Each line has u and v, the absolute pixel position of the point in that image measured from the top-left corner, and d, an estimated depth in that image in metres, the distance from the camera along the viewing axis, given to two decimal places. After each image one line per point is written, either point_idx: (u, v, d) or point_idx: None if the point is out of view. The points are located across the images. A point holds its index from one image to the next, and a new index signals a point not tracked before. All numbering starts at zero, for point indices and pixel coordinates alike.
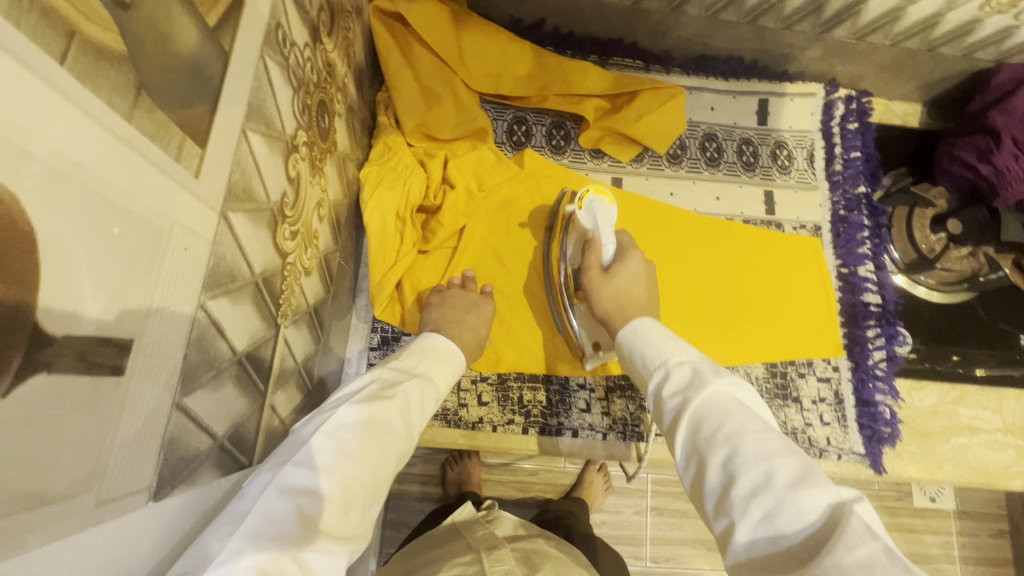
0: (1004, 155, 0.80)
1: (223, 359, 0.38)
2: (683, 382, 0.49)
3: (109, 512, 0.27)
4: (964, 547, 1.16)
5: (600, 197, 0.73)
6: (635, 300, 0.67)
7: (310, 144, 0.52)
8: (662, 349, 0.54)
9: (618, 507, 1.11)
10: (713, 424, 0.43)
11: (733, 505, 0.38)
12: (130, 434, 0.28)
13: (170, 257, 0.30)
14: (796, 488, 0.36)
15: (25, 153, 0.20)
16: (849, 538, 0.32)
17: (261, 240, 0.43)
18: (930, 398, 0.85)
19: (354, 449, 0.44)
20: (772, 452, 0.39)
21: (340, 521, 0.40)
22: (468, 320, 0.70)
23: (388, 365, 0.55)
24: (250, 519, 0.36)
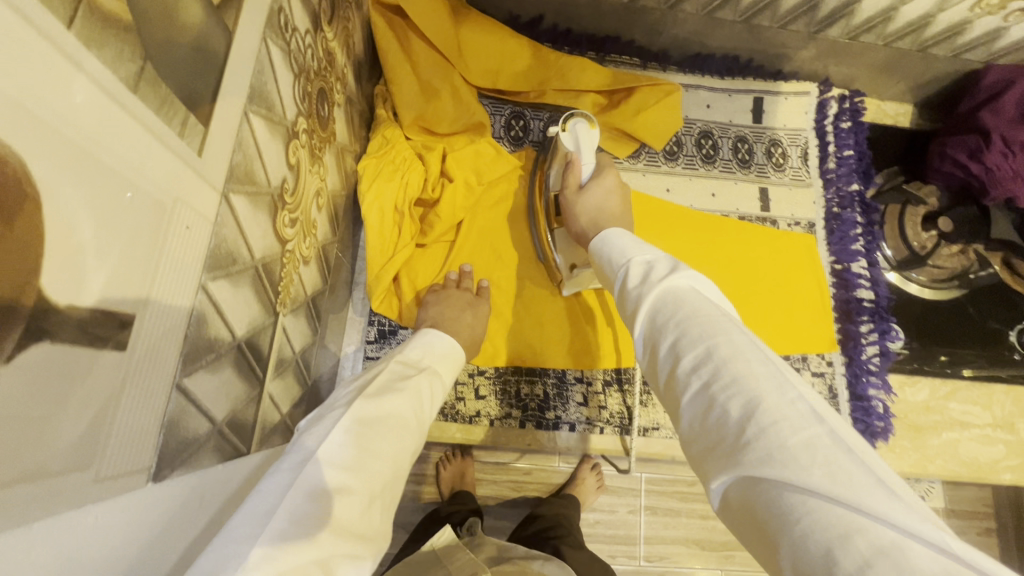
0: (993, 154, 0.81)
1: (223, 342, 0.38)
2: (641, 275, 0.47)
3: (108, 491, 0.27)
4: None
5: (584, 121, 0.73)
6: (609, 212, 0.66)
7: (310, 132, 0.52)
8: (626, 250, 0.52)
9: (612, 506, 1.10)
10: (667, 309, 0.42)
11: (682, 383, 0.38)
12: (131, 412, 0.28)
13: (173, 234, 0.30)
14: (741, 363, 0.36)
15: (32, 116, 0.19)
16: (794, 419, 0.32)
17: (262, 225, 0.42)
18: (922, 392, 0.87)
19: (374, 444, 0.44)
20: (719, 331, 0.39)
21: (365, 518, 0.40)
22: (464, 315, 0.71)
23: (396, 359, 0.56)
24: (275, 520, 0.36)
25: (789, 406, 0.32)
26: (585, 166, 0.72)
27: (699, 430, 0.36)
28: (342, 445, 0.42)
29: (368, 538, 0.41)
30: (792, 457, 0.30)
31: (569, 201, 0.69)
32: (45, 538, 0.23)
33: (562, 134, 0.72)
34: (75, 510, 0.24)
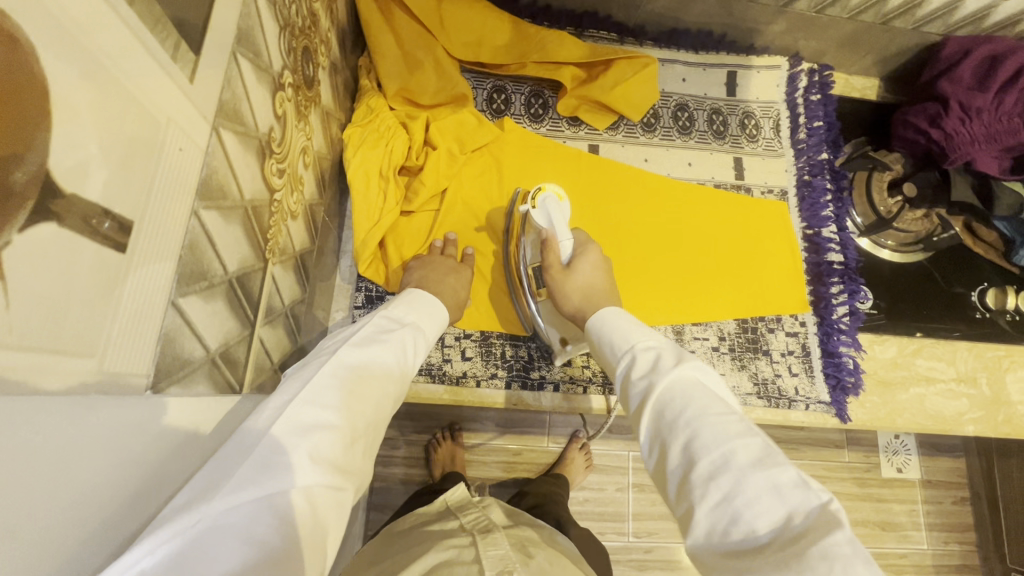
0: (952, 119, 0.85)
1: (215, 273, 0.39)
2: (648, 365, 0.50)
3: (110, 385, 0.29)
4: (929, 514, 1.27)
5: (553, 195, 0.74)
6: (597, 288, 0.69)
7: (296, 88, 0.54)
8: (628, 335, 0.56)
9: (601, 484, 1.19)
10: (678, 406, 0.45)
11: (696, 487, 0.40)
12: (131, 314, 0.29)
13: (167, 152, 0.31)
14: (758, 475, 0.38)
15: (37, 3, 0.21)
16: (818, 535, 0.34)
17: (251, 168, 0.44)
18: (890, 350, 0.91)
19: (359, 390, 0.45)
20: (731, 435, 0.41)
21: (347, 453, 0.41)
22: (448, 280, 0.72)
23: (380, 314, 0.56)
24: (260, 449, 0.37)
25: (812, 521, 0.35)
26: (563, 243, 0.73)
27: (717, 543, 0.37)
28: (326, 387, 0.43)
29: (352, 474, 0.42)
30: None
31: (555, 281, 0.70)
32: (49, 411, 0.24)
33: (534, 212, 0.73)
34: (78, 394, 0.26)
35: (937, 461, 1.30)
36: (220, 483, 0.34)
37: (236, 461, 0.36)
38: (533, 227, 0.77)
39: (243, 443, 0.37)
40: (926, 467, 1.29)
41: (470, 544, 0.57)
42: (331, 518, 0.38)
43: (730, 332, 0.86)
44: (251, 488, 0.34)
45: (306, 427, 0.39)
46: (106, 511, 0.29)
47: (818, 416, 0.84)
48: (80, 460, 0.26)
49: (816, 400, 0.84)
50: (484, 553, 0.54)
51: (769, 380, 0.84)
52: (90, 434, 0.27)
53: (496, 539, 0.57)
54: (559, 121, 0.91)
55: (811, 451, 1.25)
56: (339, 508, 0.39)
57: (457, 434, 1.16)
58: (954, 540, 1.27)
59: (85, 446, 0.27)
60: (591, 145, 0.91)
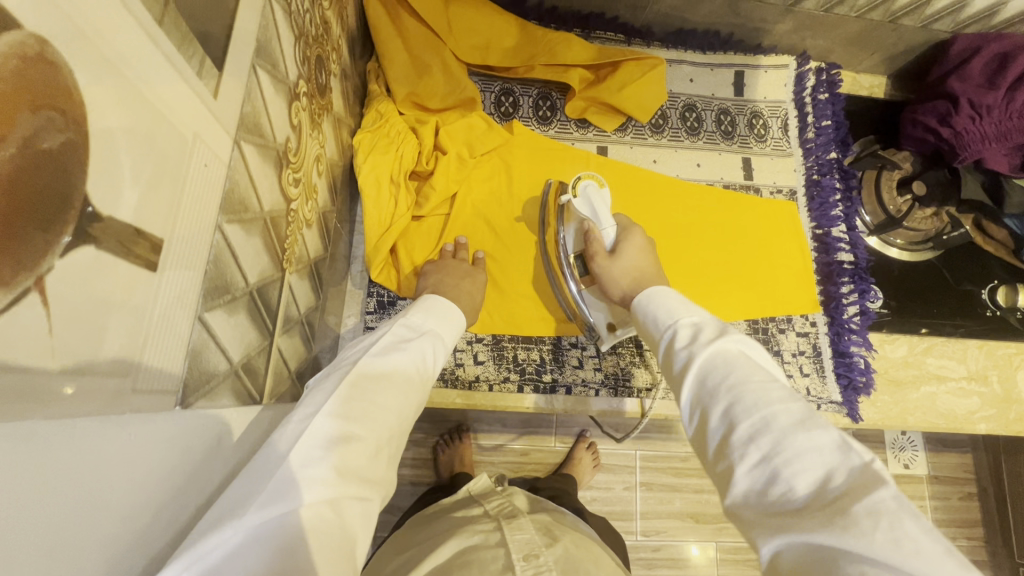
0: (962, 117, 0.84)
1: (237, 285, 0.39)
2: (690, 337, 0.52)
3: (140, 404, 0.29)
4: (936, 511, 1.27)
5: (593, 182, 0.75)
6: (647, 272, 0.68)
7: (310, 96, 0.54)
8: (673, 310, 0.57)
9: (608, 484, 1.20)
10: (720, 374, 0.46)
11: (735, 449, 0.40)
12: (160, 331, 0.29)
13: (193, 168, 0.31)
14: (801, 436, 0.38)
15: (79, 31, 0.21)
16: (864, 490, 0.34)
17: (269, 179, 0.44)
18: (900, 348, 0.91)
19: (378, 398, 0.45)
20: (772, 400, 0.42)
21: (371, 462, 0.41)
22: (462, 286, 0.72)
23: (399, 322, 0.56)
24: (284, 464, 0.37)
25: (857, 477, 0.35)
26: (606, 230, 0.74)
27: (754, 501, 0.38)
28: (350, 397, 0.43)
29: (378, 483, 0.41)
30: (861, 526, 0.32)
31: (602, 268, 0.70)
32: (87, 434, 0.24)
33: (575, 201, 0.74)
34: (111, 414, 0.26)
35: (945, 457, 1.30)
36: (240, 500, 0.34)
37: (260, 474, 0.36)
38: (572, 216, 0.78)
39: (267, 456, 0.38)
40: (934, 463, 1.29)
41: (497, 529, 0.59)
42: (359, 528, 0.38)
43: (741, 333, 0.86)
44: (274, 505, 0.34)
45: (328, 438, 0.39)
46: (140, 526, 0.29)
47: (830, 415, 0.84)
48: (116, 480, 0.26)
49: (828, 400, 0.84)
50: (510, 537, 0.56)
51: None
52: (125, 454, 0.27)
53: (522, 525, 0.59)
54: (568, 123, 0.91)
55: None
56: (366, 516, 0.39)
57: (466, 434, 1.16)
58: (962, 535, 1.28)
59: (121, 466, 0.27)
60: (599, 146, 0.91)
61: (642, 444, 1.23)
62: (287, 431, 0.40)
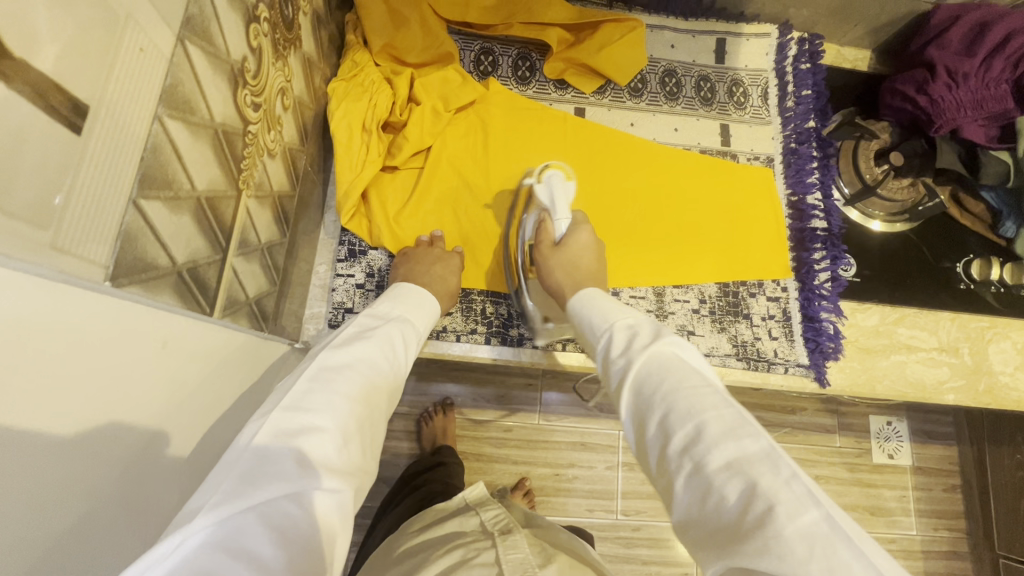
0: (938, 85, 0.84)
1: (181, 185, 0.40)
2: (624, 343, 0.54)
3: (65, 266, 0.30)
4: (919, 501, 1.27)
5: (558, 172, 0.78)
6: (583, 267, 0.70)
7: (272, 25, 0.54)
8: (607, 315, 0.59)
9: (590, 462, 1.20)
10: (655, 382, 0.48)
11: (673, 462, 0.43)
12: (87, 198, 0.30)
13: (124, 49, 0.32)
14: (730, 446, 0.41)
15: None
16: (790, 506, 0.36)
17: (221, 93, 0.45)
18: (872, 318, 0.91)
19: (341, 385, 0.47)
20: (705, 408, 0.44)
21: (342, 452, 0.43)
22: (435, 269, 0.74)
23: (363, 313, 0.60)
24: (245, 462, 0.38)
25: (785, 489, 0.37)
26: (558, 220, 0.75)
27: (694, 516, 0.40)
28: (315, 389, 0.45)
29: (353, 473, 0.44)
30: (792, 550, 0.34)
31: (543, 256, 0.73)
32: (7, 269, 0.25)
33: (538, 187, 0.77)
34: (31, 260, 0.27)
35: (929, 448, 1.30)
36: (206, 499, 0.35)
37: (224, 471, 0.37)
38: (536, 203, 0.80)
39: (231, 458, 0.38)
40: (918, 454, 1.29)
41: (491, 548, 0.64)
42: (337, 523, 0.40)
43: (711, 295, 0.87)
44: (238, 505, 0.35)
45: (289, 431, 0.41)
46: (54, 379, 0.30)
47: (797, 379, 0.85)
48: (18, 318, 0.27)
49: (795, 363, 0.85)
50: (505, 556, 0.61)
51: (748, 343, 0.85)
52: (28, 291, 0.28)
53: (516, 544, 0.64)
54: (546, 84, 0.91)
55: (802, 436, 1.26)
56: (342, 509, 0.41)
57: (449, 407, 1.17)
58: (943, 526, 1.28)
59: (25, 303, 0.28)
60: (577, 108, 0.92)
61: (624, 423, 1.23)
62: (254, 426, 0.41)
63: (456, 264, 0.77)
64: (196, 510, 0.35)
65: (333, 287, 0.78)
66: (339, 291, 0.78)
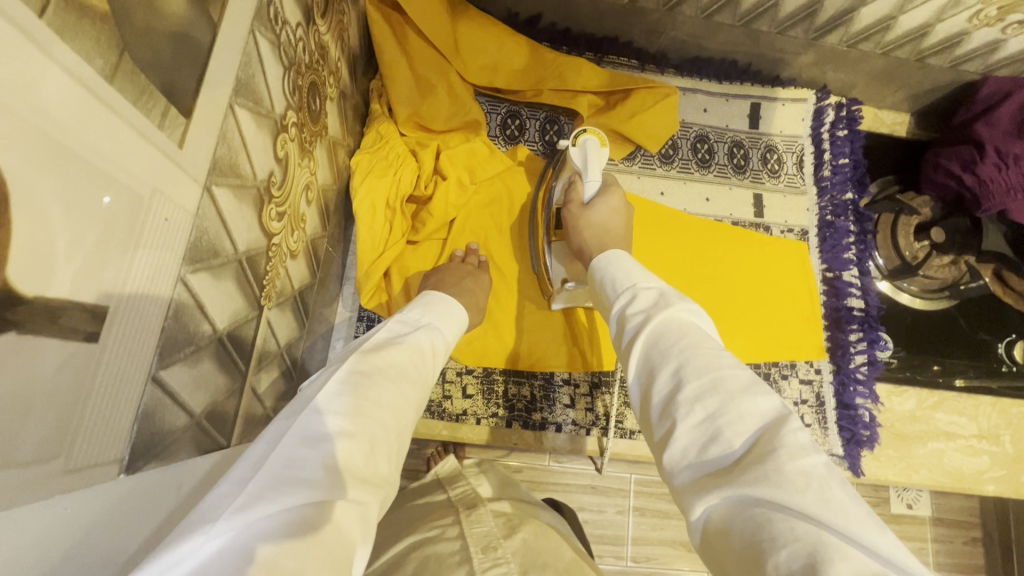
0: (987, 165, 0.81)
1: (203, 335, 0.38)
2: (649, 302, 0.50)
3: (78, 483, 0.27)
4: (939, 554, 1.23)
5: (595, 137, 0.71)
6: (614, 232, 0.66)
7: (300, 125, 0.51)
8: (632, 275, 0.55)
9: (600, 507, 1.17)
10: (672, 338, 0.45)
11: (679, 408, 0.39)
12: (103, 401, 0.28)
13: (149, 224, 0.29)
14: (744, 399, 0.38)
15: (22, 120, 0.21)
16: (796, 449, 0.34)
17: (246, 218, 0.42)
18: (909, 402, 0.87)
19: (372, 390, 0.40)
20: (721, 365, 0.41)
21: (368, 461, 0.36)
22: (463, 283, 0.69)
23: (393, 320, 0.52)
24: (268, 464, 0.32)
25: (794, 436, 0.35)
26: (590, 183, 0.70)
27: (691, 458, 0.37)
28: (340, 392, 0.38)
29: (376, 485, 0.37)
30: (792, 482, 0.32)
31: (573, 216, 0.69)
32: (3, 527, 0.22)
33: (572, 149, 0.71)
34: (44, 498, 0.24)
35: (950, 499, 1.25)
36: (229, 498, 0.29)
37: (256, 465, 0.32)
38: (567, 169, 0.75)
39: (251, 460, 0.33)
40: (938, 504, 1.25)
41: (455, 523, 0.62)
42: (358, 532, 0.33)
43: None
44: (260, 505, 0.29)
45: (315, 436, 0.34)
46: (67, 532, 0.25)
47: None
48: None
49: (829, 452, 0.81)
50: (469, 531, 0.59)
51: None
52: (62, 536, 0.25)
53: (480, 518, 0.63)
54: None
55: None
56: (364, 522, 0.34)
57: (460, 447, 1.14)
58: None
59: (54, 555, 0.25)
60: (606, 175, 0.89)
61: (636, 469, 1.20)
62: (279, 428, 0.35)
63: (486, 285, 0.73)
64: (216, 512, 0.29)
65: None
66: None
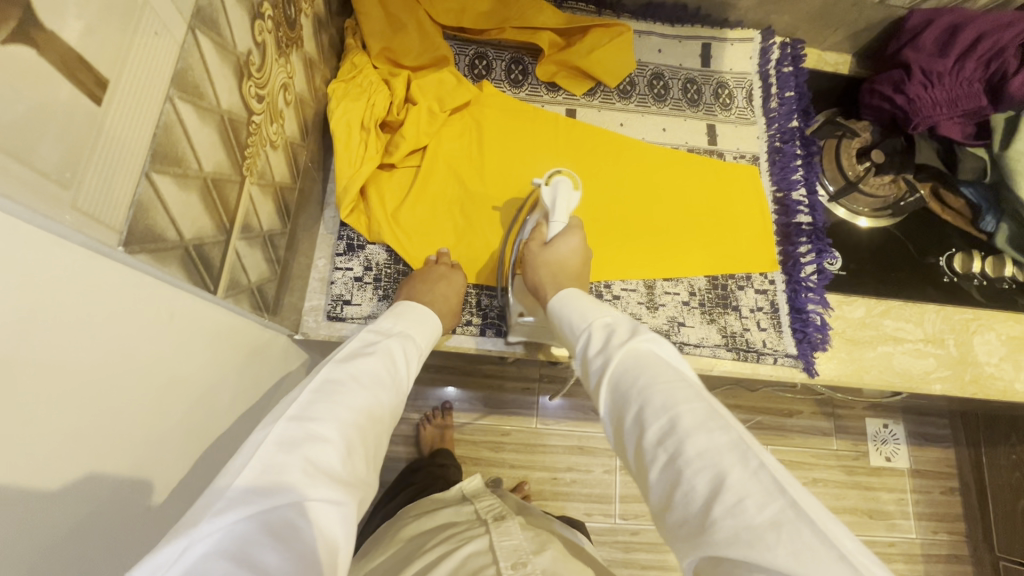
0: (915, 85, 0.89)
1: (190, 165, 0.43)
2: (601, 341, 0.59)
3: (85, 225, 0.32)
4: (918, 504, 1.28)
5: (566, 179, 0.79)
6: (568, 270, 0.74)
7: (276, 22, 0.57)
8: (586, 314, 0.64)
9: (588, 466, 1.21)
10: (631, 380, 0.52)
11: (648, 453, 0.47)
12: (104, 166, 0.33)
13: (141, 32, 0.35)
14: (701, 438, 0.44)
15: None
16: (758, 496, 0.39)
17: (227, 81, 0.48)
18: (858, 310, 0.93)
19: (345, 397, 0.50)
20: (680, 405, 0.48)
21: (344, 463, 0.45)
22: (438, 288, 0.75)
23: (367, 329, 0.62)
24: (248, 471, 0.40)
25: (753, 479, 0.40)
26: (555, 224, 0.78)
27: (668, 505, 0.44)
28: (315, 403, 0.47)
29: (354, 485, 0.45)
30: (762, 536, 0.37)
31: (533, 255, 0.76)
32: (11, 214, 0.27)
33: (544, 189, 0.79)
34: (55, 221, 0.29)
35: (926, 451, 1.31)
36: (210, 503, 0.37)
37: (238, 469, 0.40)
38: (539, 207, 0.82)
39: (233, 469, 0.40)
40: (915, 456, 1.30)
41: (486, 535, 0.68)
42: (340, 533, 0.41)
43: (700, 288, 0.89)
44: (240, 507, 0.37)
45: (290, 440, 0.43)
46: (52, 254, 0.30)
47: (786, 369, 0.86)
48: (32, 265, 0.29)
49: (784, 353, 0.87)
50: (499, 543, 0.65)
51: (737, 333, 0.87)
52: (56, 252, 0.31)
53: (509, 530, 0.68)
54: (539, 86, 0.95)
55: (799, 439, 1.27)
56: (347, 521, 0.42)
57: (448, 410, 1.19)
58: (943, 529, 1.28)
59: (41, 260, 0.30)
60: (569, 109, 0.95)
61: None
62: (262, 433, 0.43)
63: (459, 282, 0.78)
64: (201, 514, 0.37)
65: (332, 280, 0.80)
66: (338, 284, 0.80)
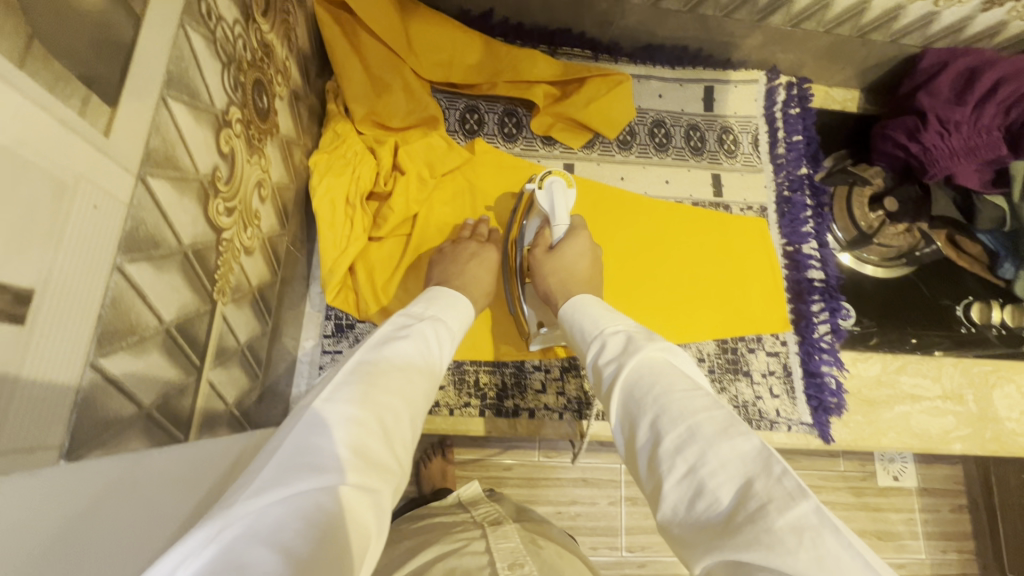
0: (930, 134, 0.84)
1: (147, 326, 0.38)
2: (618, 348, 0.53)
3: (21, 465, 0.27)
4: (927, 523, 1.24)
5: (560, 180, 0.76)
6: (578, 276, 0.70)
7: (245, 122, 0.52)
8: (598, 322, 0.59)
9: (592, 498, 1.17)
10: (645, 386, 0.46)
11: (663, 460, 0.40)
12: (34, 390, 0.28)
13: (76, 213, 0.30)
14: (723, 445, 0.39)
15: None
16: (780, 501, 0.34)
17: (190, 213, 0.43)
18: (873, 368, 0.89)
19: (383, 380, 0.42)
20: (696, 409, 0.42)
21: (378, 445, 0.37)
22: (468, 268, 0.71)
23: (397, 313, 0.53)
24: (282, 452, 0.33)
25: (775, 485, 0.35)
26: (557, 227, 0.75)
27: (684, 515, 0.38)
28: (347, 384, 0.40)
29: (390, 473, 0.37)
30: (782, 542, 0.32)
31: (539, 261, 0.73)
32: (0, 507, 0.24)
33: (539, 193, 0.75)
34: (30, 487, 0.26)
35: (935, 468, 1.26)
36: (241, 489, 0.30)
37: (267, 458, 0.33)
38: (536, 210, 0.78)
39: (267, 454, 0.34)
40: (923, 474, 1.26)
41: (481, 537, 0.61)
42: (373, 523, 0.33)
43: (709, 353, 0.84)
44: (273, 489, 0.30)
45: (325, 421, 0.36)
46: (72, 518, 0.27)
47: (800, 437, 0.82)
48: None
49: (798, 421, 0.83)
50: (495, 544, 0.59)
51: (749, 403, 0.83)
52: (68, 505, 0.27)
53: (506, 533, 0.62)
54: (533, 140, 0.90)
55: (806, 460, 1.21)
56: (377, 508, 0.35)
57: (448, 447, 1.14)
58: (953, 548, 1.24)
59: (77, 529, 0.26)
60: (566, 163, 0.90)
61: None
62: (292, 421, 0.36)
63: (491, 259, 0.74)
64: (231, 501, 0.29)
65: (322, 364, 0.76)
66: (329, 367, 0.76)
